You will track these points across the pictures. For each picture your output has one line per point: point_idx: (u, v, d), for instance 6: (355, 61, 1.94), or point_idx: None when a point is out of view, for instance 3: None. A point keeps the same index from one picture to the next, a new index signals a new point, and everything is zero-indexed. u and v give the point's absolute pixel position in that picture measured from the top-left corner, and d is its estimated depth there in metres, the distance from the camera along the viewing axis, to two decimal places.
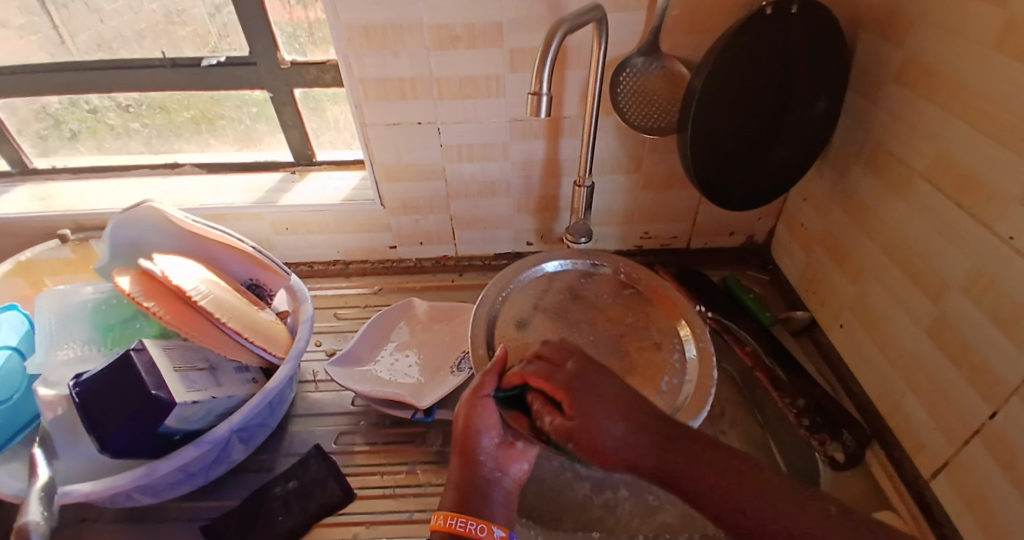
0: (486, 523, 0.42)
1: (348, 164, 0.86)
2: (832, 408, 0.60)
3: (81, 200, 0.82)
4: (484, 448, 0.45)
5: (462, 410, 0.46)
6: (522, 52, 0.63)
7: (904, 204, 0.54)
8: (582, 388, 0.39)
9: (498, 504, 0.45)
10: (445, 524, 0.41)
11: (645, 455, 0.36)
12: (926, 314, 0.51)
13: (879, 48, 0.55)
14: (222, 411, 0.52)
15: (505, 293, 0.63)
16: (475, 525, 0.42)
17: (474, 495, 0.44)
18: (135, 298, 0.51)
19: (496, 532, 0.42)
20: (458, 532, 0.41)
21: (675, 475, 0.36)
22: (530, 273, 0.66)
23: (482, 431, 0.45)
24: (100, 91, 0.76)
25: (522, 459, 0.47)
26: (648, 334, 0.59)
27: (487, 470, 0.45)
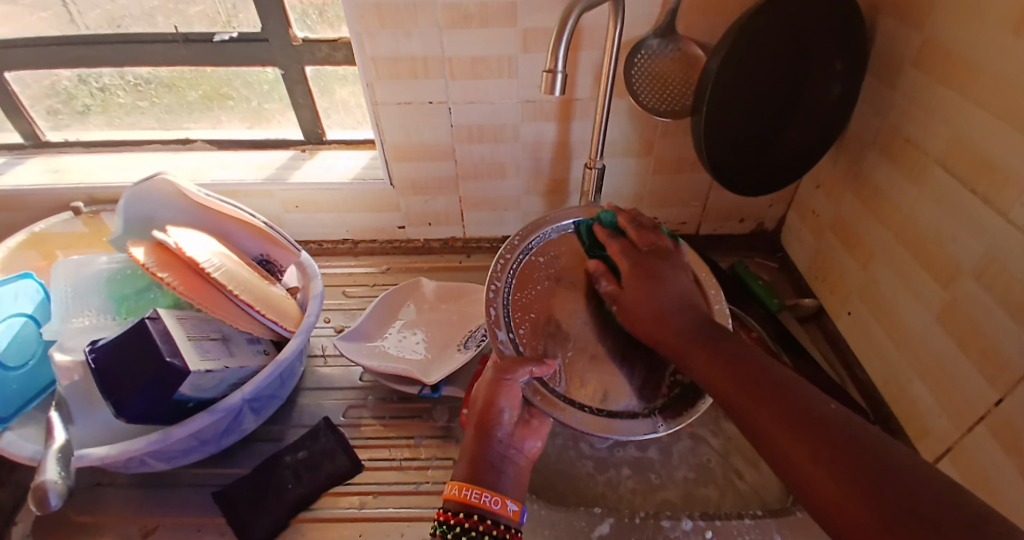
0: (499, 496, 0.42)
1: (357, 144, 0.86)
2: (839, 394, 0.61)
3: (93, 175, 0.82)
4: (502, 424, 0.46)
5: (483, 391, 0.47)
6: (535, 32, 0.62)
7: (918, 190, 0.53)
8: (647, 270, 0.48)
9: (511, 477, 0.45)
10: (460, 494, 0.42)
11: (673, 325, 0.44)
12: (936, 300, 0.51)
13: (899, 33, 0.54)
14: (235, 381, 0.53)
15: (524, 259, 0.54)
16: (489, 497, 0.41)
17: (487, 467, 0.44)
18: (150, 269, 0.52)
19: (511, 507, 0.42)
20: (473, 503, 0.41)
21: (690, 348, 0.42)
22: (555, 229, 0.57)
23: (503, 410, 0.46)
24: (112, 67, 0.76)
25: (535, 438, 0.48)
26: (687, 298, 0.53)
27: (502, 443, 0.46)
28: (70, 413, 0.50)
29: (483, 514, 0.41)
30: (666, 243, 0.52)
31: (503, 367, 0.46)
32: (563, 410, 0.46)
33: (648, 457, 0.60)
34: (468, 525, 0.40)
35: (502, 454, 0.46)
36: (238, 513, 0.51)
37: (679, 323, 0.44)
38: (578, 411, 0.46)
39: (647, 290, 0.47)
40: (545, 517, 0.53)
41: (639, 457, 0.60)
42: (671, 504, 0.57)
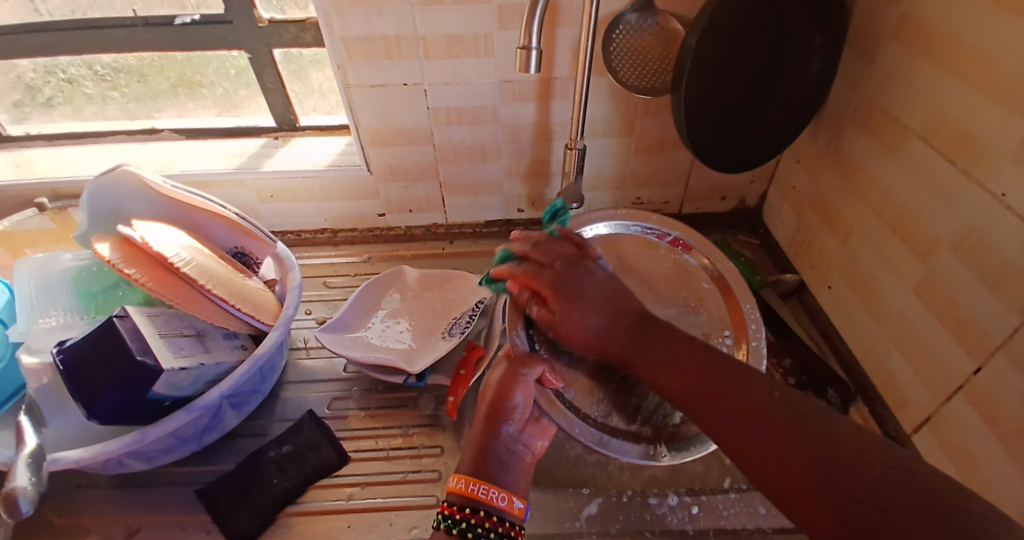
0: (506, 492, 0.40)
1: (333, 130, 0.83)
2: (820, 368, 0.62)
3: (58, 169, 0.79)
4: (511, 420, 0.44)
5: (495, 386, 0.46)
6: (511, 8, 0.60)
7: (897, 164, 0.53)
8: (567, 287, 0.45)
9: (517, 472, 0.43)
10: (466, 489, 0.39)
11: (613, 338, 0.43)
12: (914, 273, 0.52)
13: (876, 4, 0.54)
14: (212, 378, 0.51)
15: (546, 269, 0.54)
16: (496, 493, 0.40)
17: (494, 460, 0.42)
18: (117, 265, 0.50)
19: (517, 504, 0.40)
20: (480, 499, 0.39)
21: (640, 357, 0.41)
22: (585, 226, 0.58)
23: (513, 405, 0.44)
24: (70, 54, 0.72)
25: (542, 437, 0.46)
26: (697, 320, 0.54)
27: (510, 438, 0.44)
28: (43, 413, 0.49)
29: (489, 511, 0.39)
30: (569, 250, 0.49)
31: (518, 361, 0.46)
32: (564, 416, 0.47)
33: None
34: (474, 522, 0.38)
35: (509, 448, 0.44)
36: (222, 509, 0.50)
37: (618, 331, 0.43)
38: (579, 422, 0.47)
39: (573, 308, 0.44)
40: (533, 500, 0.53)
41: None
42: (658, 480, 0.57)
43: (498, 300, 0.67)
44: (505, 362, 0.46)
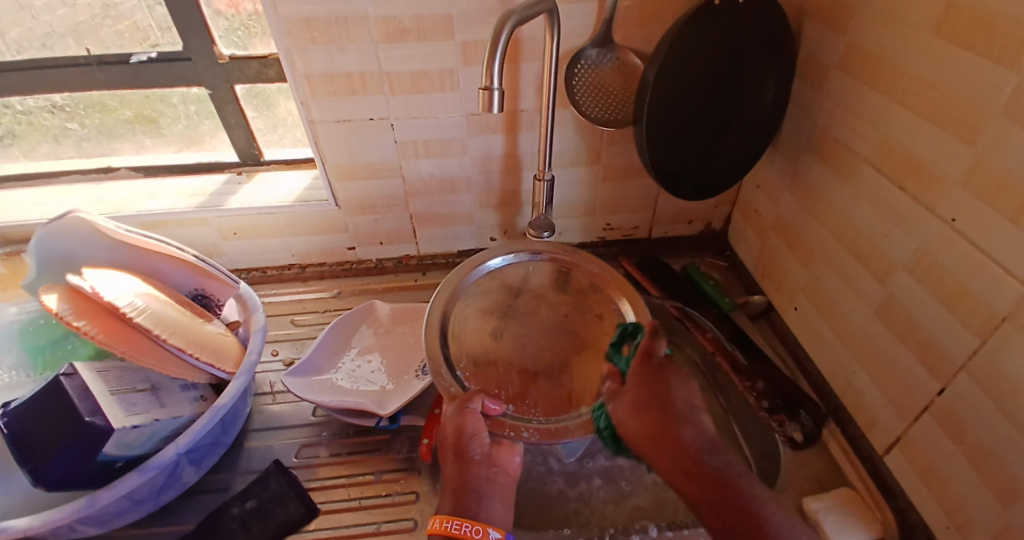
0: (481, 524, 0.42)
1: (298, 163, 0.82)
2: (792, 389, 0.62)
3: (4, 213, 0.75)
4: (479, 452, 0.47)
5: (451, 426, 0.48)
6: (474, 45, 0.61)
7: (851, 188, 0.55)
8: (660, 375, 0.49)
9: (496, 497, 0.46)
10: (442, 527, 0.41)
11: (676, 438, 0.45)
12: (874, 294, 0.53)
13: (822, 37, 0.56)
14: (168, 433, 0.49)
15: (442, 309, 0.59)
16: (470, 527, 0.42)
17: (471, 493, 0.45)
18: (64, 318, 0.47)
19: (493, 534, 0.42)
20: (453, 535, 0.41)
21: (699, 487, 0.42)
22: (479, 271, 0.63)
23: (472, 436, 0.47)
24: (21, 94, 0.70)
25: (512, 453, 0.49)
26: (586, 309, 0.62)
27: (480, 464, 0.47)
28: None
29: None
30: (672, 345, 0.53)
31: (463, 398, 0.49)
32: (511, 427, 0.49)
33: (617, 464, 0.61)
34: None
35: (483, 477, 0.46)
36: None
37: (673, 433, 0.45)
38: (526, 426, 0.50)
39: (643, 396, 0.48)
40: None
41: (609, 466, 0.60)
42: (642, 511, 0.57)
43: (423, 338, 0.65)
44: (450, 402, 0.49)
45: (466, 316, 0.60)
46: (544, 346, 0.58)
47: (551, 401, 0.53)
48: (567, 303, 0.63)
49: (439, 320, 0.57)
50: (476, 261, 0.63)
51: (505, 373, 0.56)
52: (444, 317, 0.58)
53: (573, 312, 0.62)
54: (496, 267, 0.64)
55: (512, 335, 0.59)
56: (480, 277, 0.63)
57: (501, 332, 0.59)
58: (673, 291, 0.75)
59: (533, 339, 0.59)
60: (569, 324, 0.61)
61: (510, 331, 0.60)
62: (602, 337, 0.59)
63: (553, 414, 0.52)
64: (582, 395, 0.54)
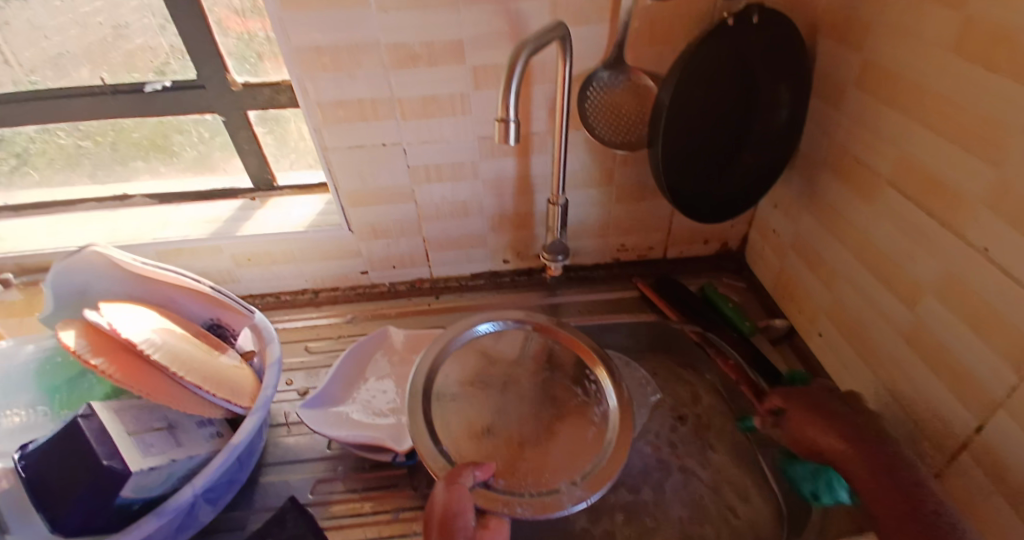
0: None
1: (311, 188, 0.82)
2: None
3: (21, 242, 0.76)
4: (468, 528, 0.43)
5: (439, 501, 0.45)
6: (485, 69, 0.60)
7: (873, 210, 0.54)
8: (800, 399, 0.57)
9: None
10: None
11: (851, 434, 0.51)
12: (904, 319, 0.51)
13: (838, 54, 0.55)
14: (186, 473, 0.47)
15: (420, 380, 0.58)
16: None
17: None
18: (81, 356, 0.46)
19: None
20: None
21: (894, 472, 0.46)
22: (459, 339, 0.63)
23: (461, 512, 0.44)
24: (34, 125, 0.70)
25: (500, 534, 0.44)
26: (562, 376, 0.62)
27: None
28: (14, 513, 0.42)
29: None
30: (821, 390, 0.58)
31: (452, 475, 0.48)
32: (503, 502, 0.47)
33: (642, 499, 0.61)
34: None
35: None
36: None
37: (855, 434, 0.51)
38: (519, 499, 0.48)
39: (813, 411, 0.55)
40: None
41: (633, 499, 0.61)
42: None
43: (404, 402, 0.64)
44: (438, 481, 0.48)
45: (447, 391, 0.59)
46: (525, 415, 0.59)
47: (540, 473, 0.52)
48: (545, 369, 0.63)
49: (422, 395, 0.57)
50: (466, 324, 0.64)
51: (493, 445, 0.55)
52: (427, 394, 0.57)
53: (550, 378, 0.63)
54: (481, 332, 0.65)
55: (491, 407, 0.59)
56: (460, 346, 0.63)
57: (482, 403, 0.59)
58: (692, 312, 0.73)
59: (513, 411, 0.60)
60: (547, 391, 0.62)
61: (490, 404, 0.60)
62: (577, 404, 0.60)
63: (546, 483, 0.51)
64: (568, 465, 0.53)
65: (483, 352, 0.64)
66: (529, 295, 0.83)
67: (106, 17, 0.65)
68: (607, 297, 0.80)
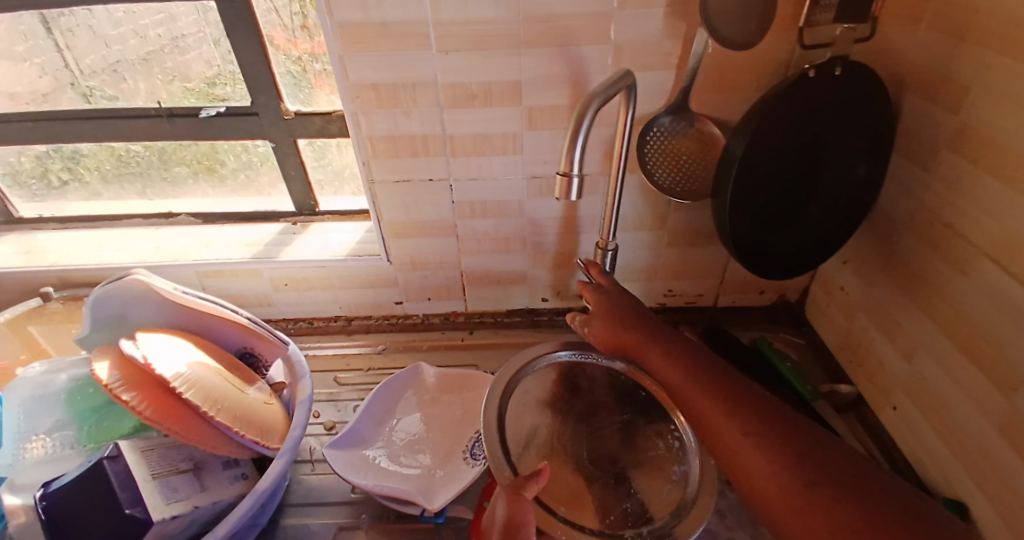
0: None
1: (353, 215, 0.81)
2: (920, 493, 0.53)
3: (67, 255, 0.77)
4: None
5: (504, 511, 0.43)
6: (541, 110, 0.58)
7: (966, 281, 0.48)
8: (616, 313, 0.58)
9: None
10: None
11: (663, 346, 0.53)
12: (997, 408, 0.45)
13: (928, 111, 0.51)
14: (207, 520, 0.46)
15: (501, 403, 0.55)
16: None
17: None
18: (114, 391, 0.45)
19: None
20: None
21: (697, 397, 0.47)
22: (541, 361, 0.61)
23: (525, 526, 0.42)
24: (92, 141, 0.72)
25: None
26: (646, 420, 0.57)
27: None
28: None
29: None
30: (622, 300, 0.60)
31: (517, 482, 0.45)
32: (563, 530, 0.45)
33: None
34: None
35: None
36: None
37: (681, 368, 0.51)
38: (579, 533, 0.45)
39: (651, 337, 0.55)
40: None
41: None
42: None
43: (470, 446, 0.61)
44: (504, 484, 0.46)
45: (519, 416, 0.55)
46: (599, 455, 0.54)
47: (603, 514, 0.48)
48: (627, 408, 0.58)
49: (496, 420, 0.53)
50: (547, 347, 0.62)
51: (559, 477, 0.51)
52: (502, 416, 0.54)
53: (632, 419, 0.57)
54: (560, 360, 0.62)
55: (565, 439, 0.55)
56: (541, 368, 0.61)
57: (552, 431, 0.55)
58: (746, 367, 0.69)
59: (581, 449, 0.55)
60: (629, 432, 0.56)
61: (560, 434, 0.55)
62: (659, 453, 0.54)
63: (608, 527, 0.47)
64: (636, 518, 0.48)
65: (559, 383, 0.60)
66: (567, 337, 0.79)
67: (164, 30, 0.66)
68: None
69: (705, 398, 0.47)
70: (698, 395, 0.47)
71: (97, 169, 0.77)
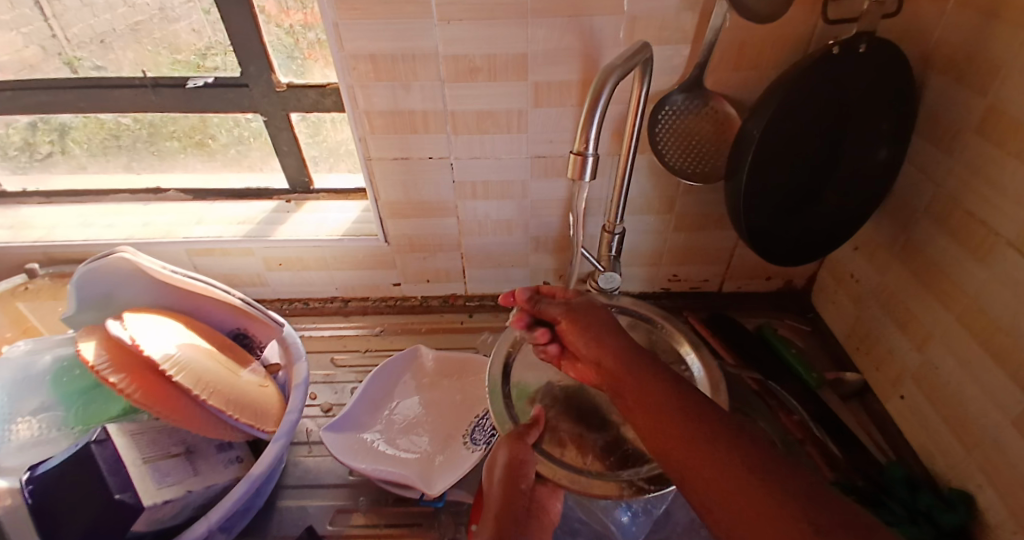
0: None
1: (349, 193, 0.78)
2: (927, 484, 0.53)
3: (52, 231, 0.75)
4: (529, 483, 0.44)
5: (504, 454, 0.45)
6: (548, 86, 0.56)
7: (989, 272, 0.46)
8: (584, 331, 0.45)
9: (533, 536, 0.44)
10: None
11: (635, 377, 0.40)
12: (1013, 401, 0.43)
13: (951, 92, 0.48)
14: (202, 504, 0.45)
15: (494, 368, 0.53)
16: None
17: (511, 524, 0.43)
18: (99, 372, 0.44)
19: None
20: None
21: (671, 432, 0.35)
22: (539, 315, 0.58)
23: (526, 466, 0.44)
24: (77, 112, 0.68)
25: (554, 497, 0.48)
26: None
27: (524, 494, 0.44)
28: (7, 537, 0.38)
29: None
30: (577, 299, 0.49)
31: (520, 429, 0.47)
32: (567, 478, 0.44)
33: None
34: None
35: (524, 507, 0.45)
36: None
37: (659, 394, 0.38)
38: (581, 478, 0.44)
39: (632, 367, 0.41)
40: None
41: None
42: None
43: (473, 431, 0.60)
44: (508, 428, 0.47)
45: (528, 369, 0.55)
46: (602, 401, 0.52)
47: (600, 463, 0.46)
48: None
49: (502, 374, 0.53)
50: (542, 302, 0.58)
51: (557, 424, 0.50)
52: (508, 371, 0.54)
53: None
54: None
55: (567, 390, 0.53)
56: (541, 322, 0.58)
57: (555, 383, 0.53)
58: (748, 356, 0.69)
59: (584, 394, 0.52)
60: None
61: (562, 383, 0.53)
62: None
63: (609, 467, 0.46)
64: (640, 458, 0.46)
65: None
66: None
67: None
68: None
69: (681, 436, 0.35)
70: (676, 437, 0.35)
71: (85, 143, 0.74)
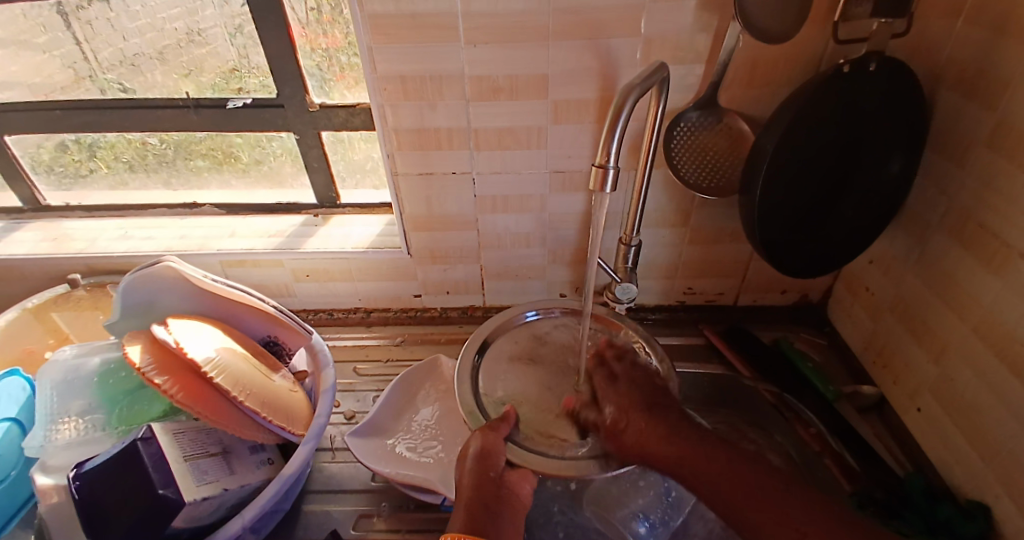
0: None
1: (373, 208, 0.81)
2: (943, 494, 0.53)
3: (93, 243, 0.79)
4: (499, 468, 0.44)
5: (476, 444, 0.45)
6: (566, 104, 0.58)
7: (1003, 283, 0.47)
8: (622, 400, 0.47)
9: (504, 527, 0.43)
10: None
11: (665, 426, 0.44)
12: None
13: (961, 108, 0.50)
14: (235, 503, 0.47)
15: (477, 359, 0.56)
16: None
17: (482, 510, 0.43)
18: (146, 374, 0.46)
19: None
20: None
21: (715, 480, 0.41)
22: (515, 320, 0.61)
23: (496, 454, 0.44)
24: (119, 131, 0.73)
25: (526, 481, 0.46)
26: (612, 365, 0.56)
27: (496, 482, 0.44)
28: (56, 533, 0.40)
29: None
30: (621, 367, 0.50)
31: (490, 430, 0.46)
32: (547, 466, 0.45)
33: None
34: None
35: (494, 495, 0.44)
36: None
37: (716, 460, 0.42)
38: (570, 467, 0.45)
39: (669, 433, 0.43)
40: None
41: None
42: None
43: None
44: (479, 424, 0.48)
45: (496, 366, 0.56)
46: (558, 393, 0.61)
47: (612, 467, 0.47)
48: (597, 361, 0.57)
49: (470, 375, 0.54)
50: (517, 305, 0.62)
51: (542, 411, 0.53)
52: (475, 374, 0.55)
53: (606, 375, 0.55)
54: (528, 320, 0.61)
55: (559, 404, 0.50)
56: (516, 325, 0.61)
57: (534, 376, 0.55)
58: (764, 369, 0.69)
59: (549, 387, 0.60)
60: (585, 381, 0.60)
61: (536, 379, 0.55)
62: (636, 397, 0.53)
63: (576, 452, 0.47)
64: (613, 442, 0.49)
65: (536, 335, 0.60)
66: None
67: (183, 24, 0.66)
68: (671, 344, 0.76)
69: (722, 481, 0.40)
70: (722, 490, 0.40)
71: (121, 159, 0.78)
